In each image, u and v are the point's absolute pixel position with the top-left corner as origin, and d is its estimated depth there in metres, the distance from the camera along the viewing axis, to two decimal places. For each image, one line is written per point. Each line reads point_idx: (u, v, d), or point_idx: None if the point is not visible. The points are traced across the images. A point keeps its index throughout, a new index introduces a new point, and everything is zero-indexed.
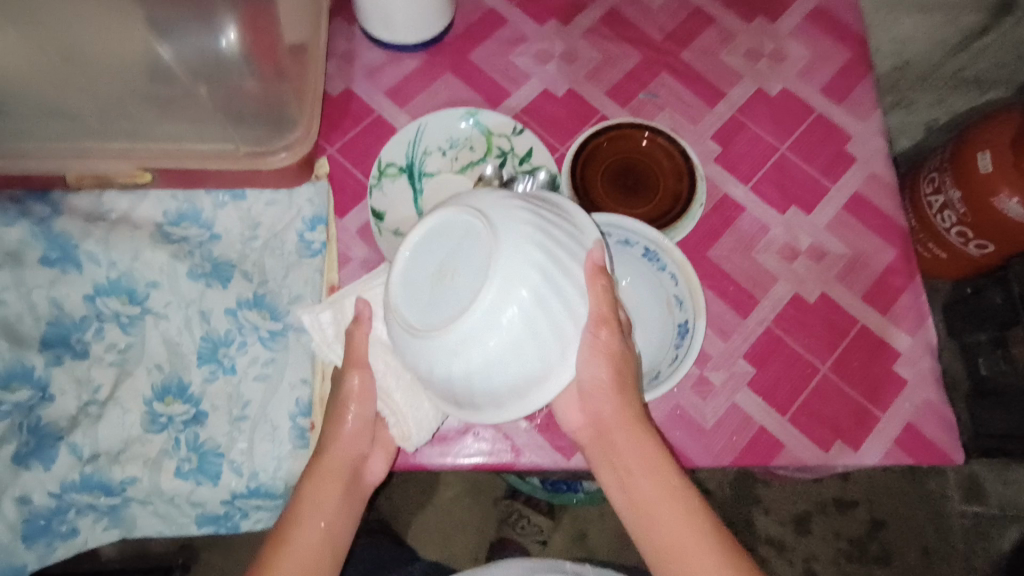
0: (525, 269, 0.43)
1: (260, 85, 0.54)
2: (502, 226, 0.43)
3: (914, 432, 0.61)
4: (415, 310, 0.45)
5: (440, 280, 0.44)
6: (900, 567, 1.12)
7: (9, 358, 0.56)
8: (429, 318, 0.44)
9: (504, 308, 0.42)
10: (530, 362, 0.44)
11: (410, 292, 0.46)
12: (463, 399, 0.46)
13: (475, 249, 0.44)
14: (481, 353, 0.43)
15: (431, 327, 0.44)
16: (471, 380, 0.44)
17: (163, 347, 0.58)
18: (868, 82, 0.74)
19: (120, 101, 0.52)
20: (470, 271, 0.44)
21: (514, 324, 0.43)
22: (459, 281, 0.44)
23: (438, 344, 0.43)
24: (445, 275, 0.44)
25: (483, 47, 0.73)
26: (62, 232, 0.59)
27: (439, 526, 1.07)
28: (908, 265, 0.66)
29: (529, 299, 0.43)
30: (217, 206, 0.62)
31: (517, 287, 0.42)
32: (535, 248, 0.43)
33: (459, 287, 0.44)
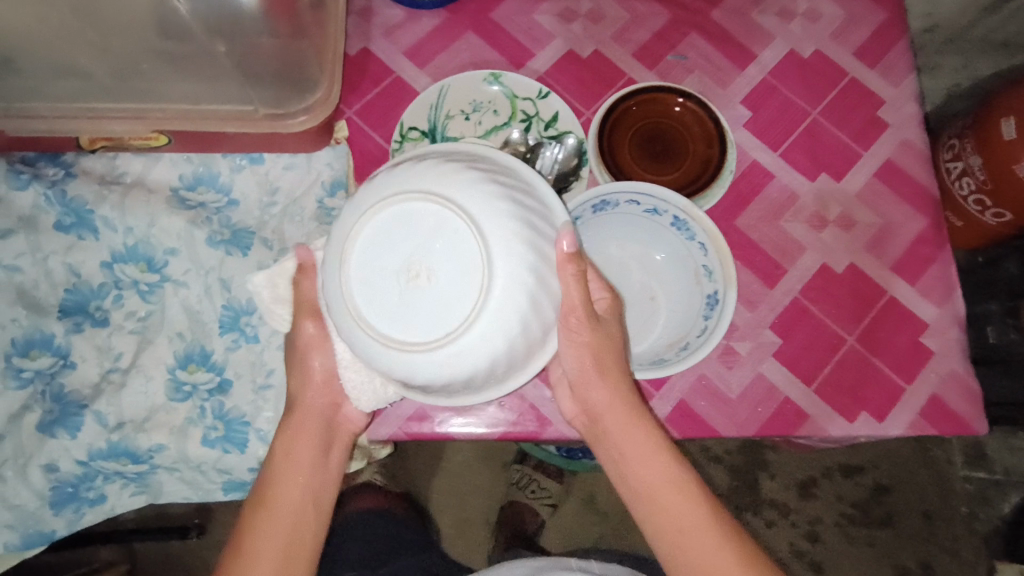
0: (513, 267, 0.41)
1: (278, 41, 0.48)
2: (483, 222, 0.40)
3: (939, 404, 0.60)
4: (388, 318, 0.40)
5: (415, 283, 0.40)
6: (900, 529, 1.14)
7: (28, 325, 0.55)
8: (410, 327, 0.40)
9: (497, 312, 0.40)
10: (516, 355, 0.43)
11: (374, 294, 0.40)
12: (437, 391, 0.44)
13: (455, 249, 0.40)
14: (474, 361, 0.41)
15: (411, 337, 0.40)
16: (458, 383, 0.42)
17: (184, 315, 0.57)
18: (905, 44, 0.71)
19: (133, 60, 0.47)
20: (450, 272, 0.40)
21: (506, 324, 0.41)
22: (439, 286, 0.40)
23: (428, 356, 0.40)
24: (419, 277, 0.40)
25: (506, 5, 0.70)
26: (76, 196, 0.57)
27: (452, 485, 1.08)
28: (939, 235, 0.65)
29: (520, 297, 0.41)
30: (235, 170, 0.61)
31: (509, 288, 0.40)
32: (520, 242, 0.41)
33: (441, 292, 0.40)
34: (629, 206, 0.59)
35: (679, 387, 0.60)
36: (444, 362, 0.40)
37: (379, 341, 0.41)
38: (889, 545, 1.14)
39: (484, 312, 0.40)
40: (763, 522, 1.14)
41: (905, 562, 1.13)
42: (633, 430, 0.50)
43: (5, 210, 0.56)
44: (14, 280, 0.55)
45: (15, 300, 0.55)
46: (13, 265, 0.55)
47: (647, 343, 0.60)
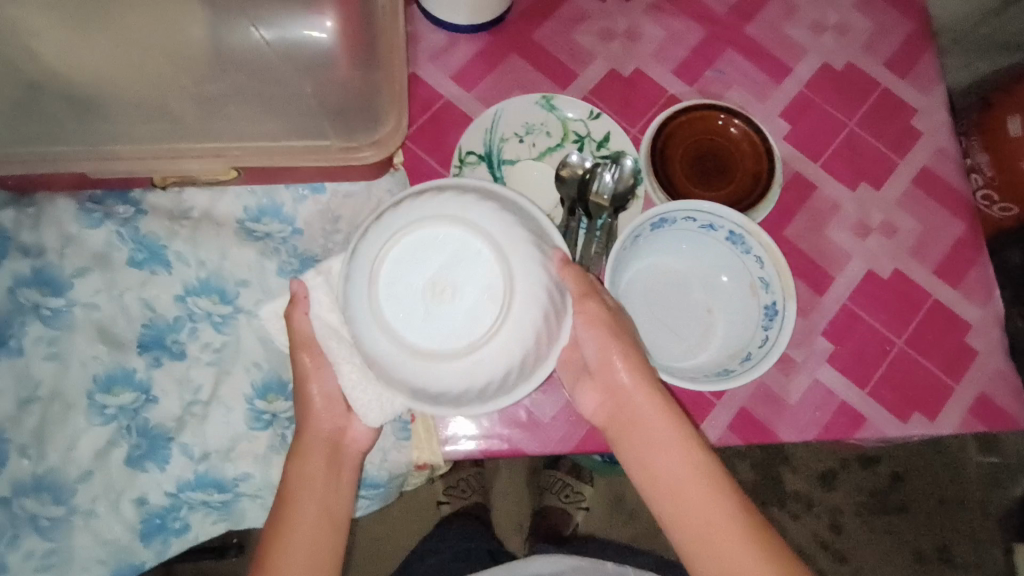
0: (531, 291, 0.46)
1: (350, 73, 0.52)
2: (505, 248, 0.45)
3: (986, 401, 0.64)
4: (412, 327, 0.44)
5: (439, 298, 0.45)
6: (917, 516, 1.12)
7: (108, 362, 0.56)
8: (434, 337, 0.44)
9: (513, 329, 0.45)
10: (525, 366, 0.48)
11: (402, 305, 0.45)
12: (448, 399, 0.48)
13: (478, 266, 0.45)
14: (493, 369, 0.45)
15: (434, 344, 0.45)
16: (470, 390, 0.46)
17: (259, 345, 0.58)
18: (932, 54, 0.73)
19: (224, 100, 0.50)
20: (474, 287, 0.45)
21: (518, 338, 0.46)
22: (461, 301, 0.45)
23: (448, 363, 0.44)
24: (443, 293, 0.45)
25: (547, 25, 0.71)
26: (148, 232, 0.58)
27: (510, 500, 1.09)
28: (977, 238, 0.69)
29: (534, 317, 0.46)
30: (297, 201, 0.61)
31: (525, 310, 0.45)
32: (538, 268, 0.47)
33: (463, 306, 0.45)
34: (686, 224, 0.61)
35: (740, 395, 0.63)
36: (467, 368, 0.44)
37: (404, 350, 0.44)
38: (907, 533, 1.12)
39: (503, 326, 0.45)
40: (786, 516, 1.11)
41: (922, 548, 1.11)
42: (652, 429, 0.51)
43: (78, 249, 0.56)
44: (92, 318, 0.56)
45: (95, 337, 0.56)
46: (90, 303, 0.56)
47: (706, 355, 0.62)
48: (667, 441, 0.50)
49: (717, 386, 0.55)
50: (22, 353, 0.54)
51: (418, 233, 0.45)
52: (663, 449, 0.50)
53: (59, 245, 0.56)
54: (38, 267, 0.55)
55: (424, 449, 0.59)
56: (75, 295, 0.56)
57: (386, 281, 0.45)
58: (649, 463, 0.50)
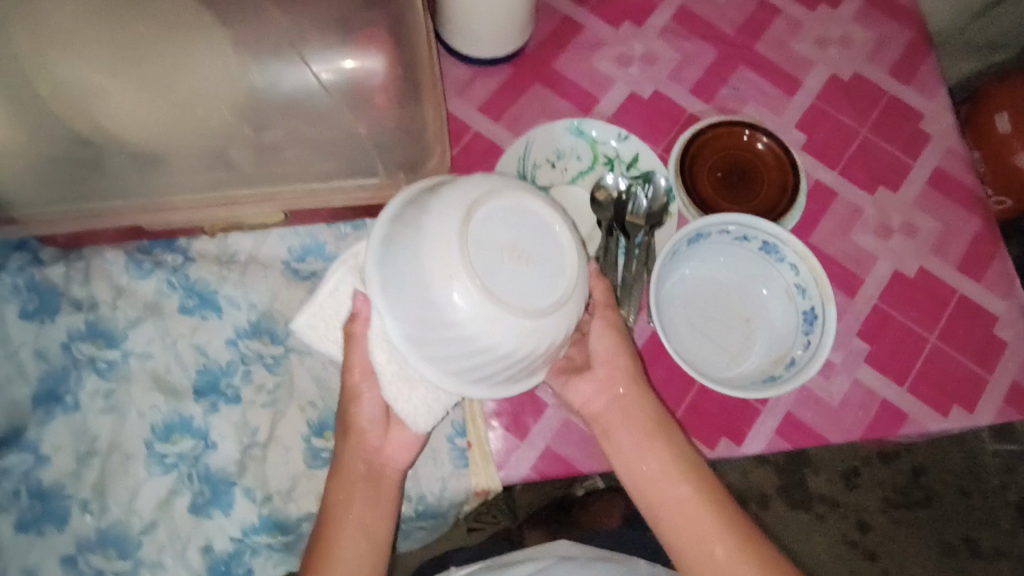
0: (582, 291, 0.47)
1: (396, 111, 0.53)
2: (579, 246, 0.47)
3: (1020, 390, 0.66)
4: (491, 281, 0.42)
5: (515, 263, 0.43)
6: (940, 508, 1.10)
7: (166, 411, 0.56)
8: (510, 295, 0.43)
9: (568, 314, 0.45)
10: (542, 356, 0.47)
11: (479, 255, 0.42)
12: (467, 364, 0.45)
13: (554, 245, 0.45)
14: (542, 343, 0.44)
15: (506, 300, 0.42)
16: (500, 355, 0.44)
17: (312, 383, 0.58)
18: (932, 61, 0.77)
19: (279, 146, 0.51)
20: (546, 264, 0.44)
21: (565, 324, 0.45)
22: (536, 272, 0.44)
23: (511, 322, 0.43)
24: (520, 259, 0.43)
25: (565, 55, 0.73)
26: (199, 279, 0.59)
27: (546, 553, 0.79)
28: (993, 233, 0.71)
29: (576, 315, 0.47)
30: (340, 239, 0.62)
31: (579, 304, 0.46)
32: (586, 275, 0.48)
33: (536, 277, 0.44)
34: (720, 236, 0.62)
35: (786, 400, 0.63)
36: (525, 330, 0.43)
37: (477, 297, 0.42)
38: (934, 525, 1.10)
39: (566, 305, 0.44)
40: (813, 517, 1.10)
41: (949, 540, 1.09)
42: (654, 447, 0.52)
43: (130, 300, 0.58)
44: (147, 367, 0.56)
45: (151, 387, 0.56)
46: (144, 352, 0.57)
47: (749, 363, 0.63)
48: (669, 457, 0.52)
49: (769, 393, 0.56)
50: (80, 407, 0.55)
51: (516, 195, 0.44)
52: (666, 465, 0.52)
53: (112, 297, 0.57)
54: (92, 320, 0.57)
55: (481, 475, 0.58)
56: (130, 345, 0.57)
57: (475, 225, 0.43)
58: (655, 483, 0.52)
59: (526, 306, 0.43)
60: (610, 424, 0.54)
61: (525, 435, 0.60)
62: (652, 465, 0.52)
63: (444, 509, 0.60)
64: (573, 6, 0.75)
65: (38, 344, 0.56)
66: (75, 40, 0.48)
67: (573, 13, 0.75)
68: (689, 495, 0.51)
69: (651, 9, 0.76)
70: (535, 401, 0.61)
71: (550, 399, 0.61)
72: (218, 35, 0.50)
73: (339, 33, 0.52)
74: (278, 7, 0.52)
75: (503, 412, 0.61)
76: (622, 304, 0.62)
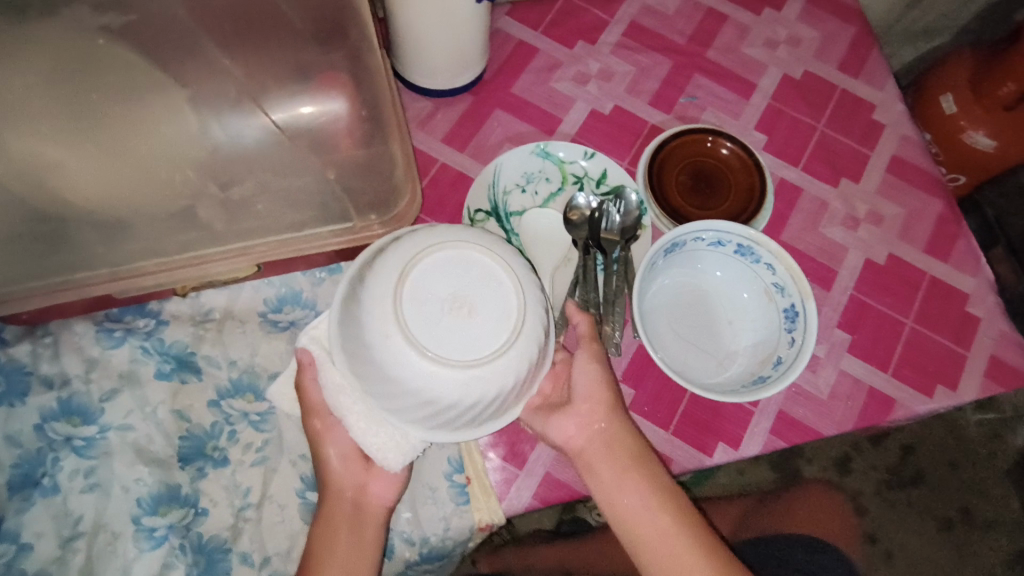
0: (536, 337, 0.45)
1: (365, 152, 0.52)
2: (531, 294, 0.45)
3: (998, 363, 0.68)
4: (425, 334, 0.42)
5: (455, 316, 0.42)
6: (932, 484, 1.12)
7: (152, 482, 0.53)
8: (444, 346, 0.42)
9: (515, 363, 0.43)
10: (496, 402, 0.46)
11: (415, 310, 0.42)
12: (417, 412, 0.45)
13: (500, 295, 0.43)
14: (485, 391, 0.43)
15: (441, 351, 0.42)
16: (445, 404, 0.43)
17: (302, 436, 0.57)
18: (877, 53, 0.79)
19: (248, 200, 0.50)
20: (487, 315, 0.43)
21: (513, 372, 0.44)
22: (474, 323, 0.42)
23: (446, 372, 0.42)
24: (460, 309, 0.42)
25: (523, 78, 0.74)
26: (174, 342, 0.58)
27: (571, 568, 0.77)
28: (955, 213, 0.73)
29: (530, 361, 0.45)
30: (316, 285, 0.61)
31: (530, 352, 0.44)
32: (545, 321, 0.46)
33: (476, 328, 0.42)
34: (695, 243, 0.63)
35: (776, 399, 0.64)
36: (461, 379, 0.42)
37: (410, 348, 0.41)
38: (927, 501, 1.13)
39: (511, 353, 0.43)
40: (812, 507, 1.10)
41: (945, 514, 1.12)
42: (637, 484, 0.52)
43: (104, 371, 0.56)
44: (128, 440, 0.54)
45: (133, 459, 0.54)
46: (124, 425, 0.54)
47: (737, 366, 0.63)
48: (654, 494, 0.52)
49: (761, 394, 0.57)
50: (60, 489, 0.52)
51: (460, 247, 0.44)
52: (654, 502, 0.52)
53: (84, 371, 0.55)
54: (65, 397, 0.54)
55: (483, 509, 0.57)
56: (108, 419, 0.54)
57: (412, 280, 0.43)
58: (639, 521, 0.51)
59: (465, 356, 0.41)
60: (597, 461, 0.53)
61: (524, 464, 0.59)
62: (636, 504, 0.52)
63: (449, 549, 0.59)
64: (525, 31, 0.76)
65: (9, 429, 0.53)
66: (27, 117, 0.47)
67: (526, 37, 0.76)
68: (677, 528, 0.51)
69: (602, 26, 0.77)
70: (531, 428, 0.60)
71: None
72: (175, 96, 0.49)
73: (296, 79, 0.52)
74: (232, 58, 0.51)
75: (500, 443, 0.60)
76: (607, 321, 0.61)
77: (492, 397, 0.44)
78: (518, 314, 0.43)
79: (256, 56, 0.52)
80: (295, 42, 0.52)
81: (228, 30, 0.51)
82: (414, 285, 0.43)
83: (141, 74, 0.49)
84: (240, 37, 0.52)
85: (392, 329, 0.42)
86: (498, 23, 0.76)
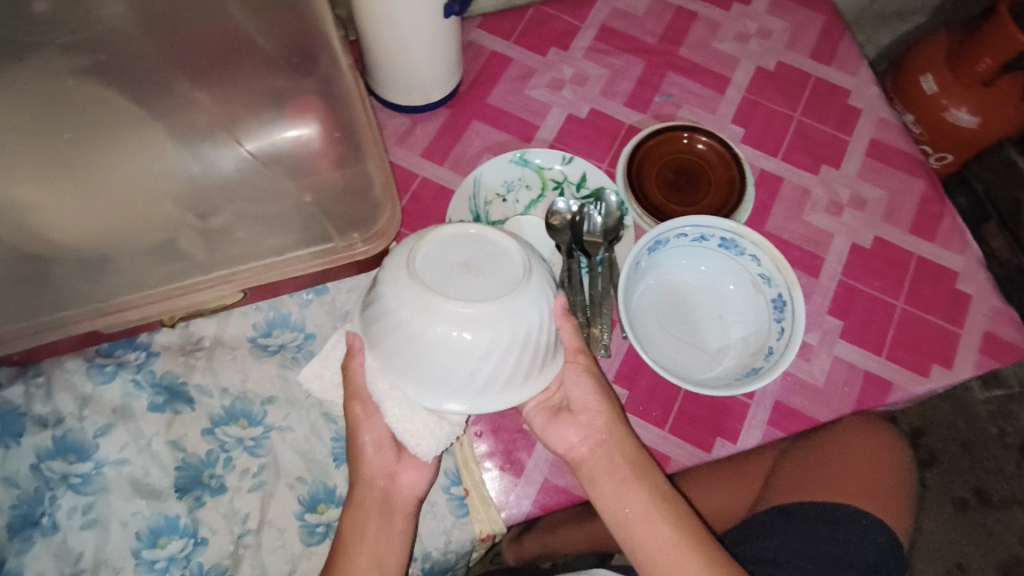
0: (540, 305, 0.45)
1: (340, 172, 0.52)
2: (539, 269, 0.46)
3: (993, 338, 0.67)
4: (434, 282, 0.43)
5: (464, 276, 0.44)
6: (947, 466, 1.12)
7: (149, 514, 0.54)
8: (451, 291, 0.43)
9: (516, 320, 0.43)
10: (497, 371, 0.45)
11: (430, 266, 0.44)
12: (418, 374, 0.45)
13: (510, 262, 0.45)
14: (485, 342, 0.43)
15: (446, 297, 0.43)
16: (445, 357, 0.43)
17: (298, 459, 0.57)
18: (848, 39, 0.80)
19: (227, 228, 0.51)
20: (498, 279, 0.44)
21: (515, 332, 0.44)
22: (485, 282, 0.44)
23: (449, 314, 0.42)
24: (470, 271, 0.44)
25: (498, 89, 0.74)
26: (166, 373, 0.58)
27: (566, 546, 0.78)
28: (938, 192, 0.73)
29: (533, 328, 0.45)
30: (303, 306, 0.62)
31: (533, 314, 0.44)
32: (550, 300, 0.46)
33: (484, 285, 0.44)
34: (679, 240, 0.63)
35: (772, 390, 0.64)
36: (462, 323, 0.42)
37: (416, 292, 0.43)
38: (943, 483, 1.11)
39: (514, 306, 0.43)
40: None
41: (960, 495, 1.10)
42: (636, 487, 0.51)
43: (97, 407, 0.56)
44: (124, 474, 0.54)
45: (131, 492, 0.54)
46: (119, 459, 0.55)
47: (731, 360, 0.63)
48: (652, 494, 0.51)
49: (753, 386, 0.56)
50: (60, 527, 0.53)
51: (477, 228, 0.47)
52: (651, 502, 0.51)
53: (77, 408, 0.55)
54: (59, 435, 0.55)
55: (484, 519, 0.57)
56: (103, 454, 0.55)
57: (429, 246, 0.45)
58: (635, 522, 0.50)
59: (473, 303, 0.42)
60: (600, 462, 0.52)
61: (521, 472, 0.59)
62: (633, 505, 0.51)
63: (453, 561, 0.59)
64: (497, 42, 0.77)
65: (7, 470, 0.53)
66: (6, 160, 0.47)
67: (499, 48, 0.76)
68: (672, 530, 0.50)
69: (573, 32, 0.78)
70: (526, 435, 0.60)
71: None
72: (152, 131, 0.50)
73: (271, 106, 0.53)
74: (202, 91, 0.52)
75: (496, 452, 0.59)
76: (595, 323, 0.61)
77: (498, 358, 0.44)
78: (527, 278, 0.44)
79: (229, 85, 0.53)
80: (267, 69, 0.53)
81: (199, 64, 0.52)
82: (431, 247, 0.45)
83: (115, 112, 0.50)
84: (210, 69, 0.52)
85: (399, 280, 0.44)
86: (470, 36, 0.77)
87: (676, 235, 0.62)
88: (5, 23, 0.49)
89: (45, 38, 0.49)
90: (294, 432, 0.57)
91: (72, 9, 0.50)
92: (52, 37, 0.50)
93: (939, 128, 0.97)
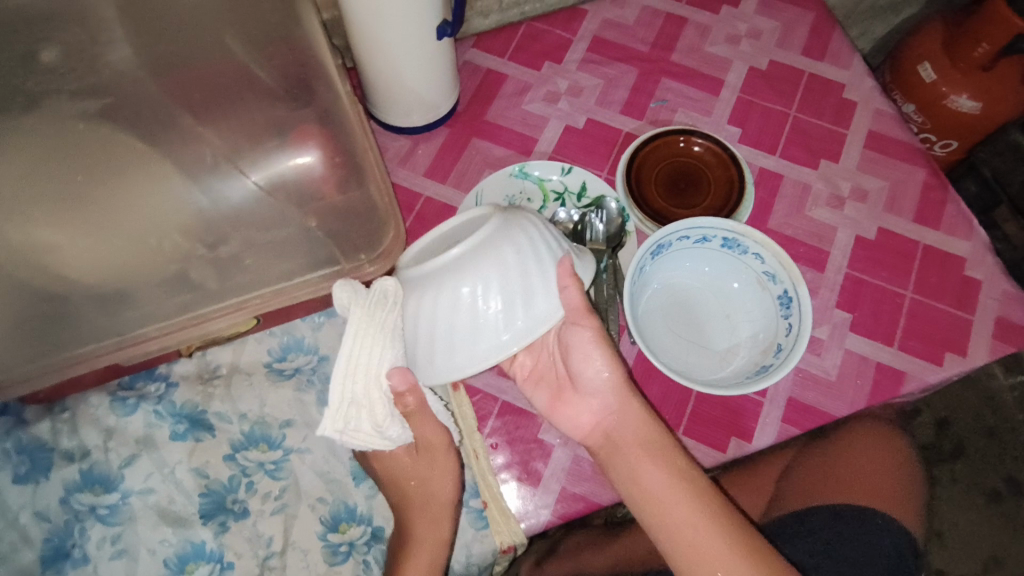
0: (502, 259, 0.45)
1: (344, 196, 0.54)
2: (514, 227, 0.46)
3: (1005, 322, 0.67)
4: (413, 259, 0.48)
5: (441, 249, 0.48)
6: (974, 455, 1.10)
7: (176, 542, 0.55)
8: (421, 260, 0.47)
9: (469, 271, 0.44)
10: (467, 329, 0.45)
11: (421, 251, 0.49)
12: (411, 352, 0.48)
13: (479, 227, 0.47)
14: (445, 298, 0.45)
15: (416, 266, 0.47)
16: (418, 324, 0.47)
17: (318, 480, 0.58)
18: (840, 34, 0.80)
19: (236, 257, 0.52)
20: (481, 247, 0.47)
21: (472, 285, 0.45)
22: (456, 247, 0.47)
23: (413, 277, 0.46)
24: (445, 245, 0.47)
25: (495, 105, 0.76)
26: (185, 402, 0.59)
27: None
28: (940, 179, 0.74)
29: (495, 282, 0.45)
30: (316, 329, 0.63)
31: (490, 267, 0.45)
32: (523, 258, 0.45)
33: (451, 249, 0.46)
34: (682, 242, 0.63)
35: (784, 386, 0.64)
36: (422, 281, 0.46)
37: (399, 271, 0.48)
38: (971, 473, 1.10)
39: (466, 259, 0.45)
40: None
41: (992, 486, 1.09)
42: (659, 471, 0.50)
43: (121, 439, 0.57)
44: (150, 503, 0.56)
45: (157, 520, 0.55)
46: (145, 489, 0.56)
47: (740, 359, 0.63)
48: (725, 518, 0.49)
49: (763, 383, 0.56)
50: (90, 559, 0.54)
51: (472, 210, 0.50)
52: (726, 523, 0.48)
53: (102, 440, 0.57)
54: (86, 468, 0.56)
55: (503, 531, 0.58)
56: (128, 485, 0.56)
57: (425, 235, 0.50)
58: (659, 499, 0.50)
59: (452, 260, 0.45)
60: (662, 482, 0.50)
61: (538, 482, 0.60)
62: (702, 533, 0.48)
63: None
64: (492, 59, 0.78)
65: (38, 505, 0.55)
66: (19, 201, 0.49)
67: (494, 65, 0.78)
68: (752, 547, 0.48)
69: (566, 45, 0.79)
70: (542, 444, 0.61)
71: (553, 439, 0.61)
72: (160, 167, 0.52)
73: (273, 135, 0.54)
74: (205, 126, 0.54)
75: (513, 463, 0.60)
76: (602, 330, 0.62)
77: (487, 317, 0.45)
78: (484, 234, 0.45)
79: (231, 118, 0.54)
80: (269, 101, 0.55)
81: (202, 101, 0.54)
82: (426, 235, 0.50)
83: (121, 150, 0.51)
84: (213, 105, 0.54)
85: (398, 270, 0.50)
86: (465, 56, 0.78)
87: (686, 238, 0.63)
88: (15, 73, 0.51)
89: (53, 86, 0.52)
90: (312, 454, 0.58)
91: (81, 57, 0.52)
92: (61, 84, 0.52)
93: (941, 116, 0.97)
